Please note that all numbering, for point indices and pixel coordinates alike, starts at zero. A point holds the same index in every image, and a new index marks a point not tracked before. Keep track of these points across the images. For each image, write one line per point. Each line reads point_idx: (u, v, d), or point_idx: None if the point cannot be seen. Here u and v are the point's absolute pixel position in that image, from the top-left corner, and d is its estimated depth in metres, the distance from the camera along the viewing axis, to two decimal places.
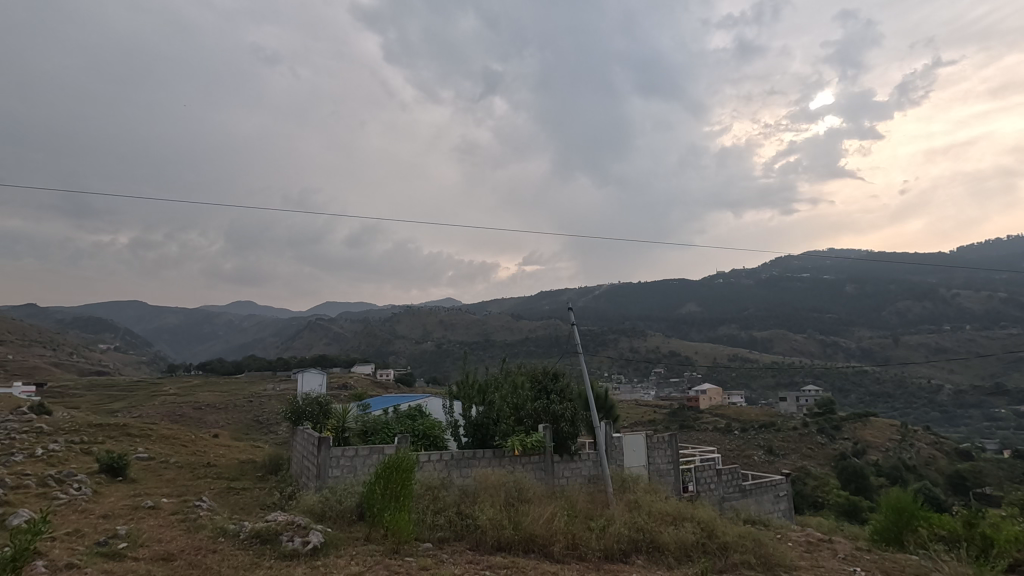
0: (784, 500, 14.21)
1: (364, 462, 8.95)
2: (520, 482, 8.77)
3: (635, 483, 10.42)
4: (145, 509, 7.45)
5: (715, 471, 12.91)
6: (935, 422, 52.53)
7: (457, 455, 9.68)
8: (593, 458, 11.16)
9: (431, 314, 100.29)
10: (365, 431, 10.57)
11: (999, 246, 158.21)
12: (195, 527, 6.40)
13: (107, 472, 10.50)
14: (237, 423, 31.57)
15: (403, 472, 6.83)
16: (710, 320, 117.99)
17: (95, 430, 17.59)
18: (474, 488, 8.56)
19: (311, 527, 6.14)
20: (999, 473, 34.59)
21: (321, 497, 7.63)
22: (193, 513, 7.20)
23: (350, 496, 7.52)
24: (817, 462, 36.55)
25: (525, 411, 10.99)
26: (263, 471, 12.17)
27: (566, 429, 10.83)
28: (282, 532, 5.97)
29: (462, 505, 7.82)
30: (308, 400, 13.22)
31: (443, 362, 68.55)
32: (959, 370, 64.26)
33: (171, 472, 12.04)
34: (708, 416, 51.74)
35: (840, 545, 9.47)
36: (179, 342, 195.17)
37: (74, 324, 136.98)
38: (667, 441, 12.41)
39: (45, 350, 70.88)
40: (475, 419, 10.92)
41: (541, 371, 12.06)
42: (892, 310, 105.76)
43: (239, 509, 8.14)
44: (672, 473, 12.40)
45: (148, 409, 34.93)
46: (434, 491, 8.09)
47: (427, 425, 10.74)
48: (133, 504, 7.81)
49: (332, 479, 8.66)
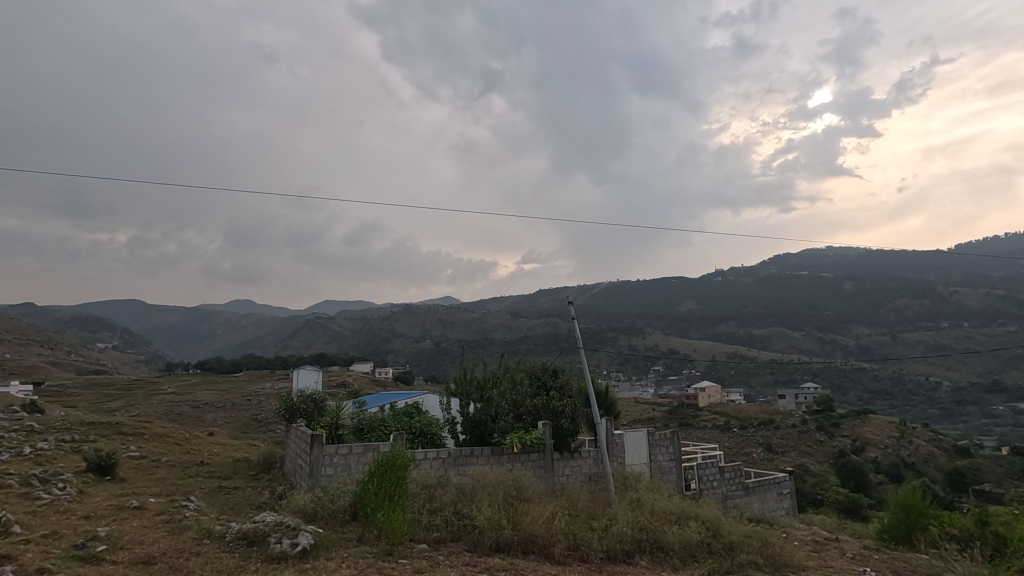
0: (788, 498, 13.96)
1: (359, 460, 8.69)
2: (519, 480, 8.49)
3: (637, 481, 10.17)
4: (130, 509, 7.19)
5: (717, 468, 12.65)
6: (933, 419, 52.48)
7: (455, 453, 9.43)
8: (593, 455, 10.91)
9: (429, 312, 99.93)
10: (359, 428, 10.23)
11: (997, 246, 158.21)
12: (180, 528, 6.13)
13: (95, 471, 10.24)
14: (234, 422, 31.29)
15: (397, 470, 6.52)
16: (709, 318, 117.67)
17: (87, 428, 17.29)
18: (471, 487, 8.30)
19: (301, 528, 5.89)
20: (998, 469, 34.49)
21: (312, 496, 7.36)
22: (179, 513, 6.93)
23: (343, 496, 7.27)
24: (816, 460, 36.36)
25: (524, 408, 10.70)
26: (256, 470, 11.89)
27: (565, 426, 10.61)
28: (269, 533, 5.71)
29: (459, 504, 7.58)
30: (303, 397, 12.97)
31: (442, 361, 68.17)
32: (957, 367, 64.10)
33: (163, 471, 11.78)
34: (707, 414, 51.49)
35: (847, 544, 9.24)
36: (178, 341, 194.57)
37: (71, 323, 136.28)
38: (669, 437, 12.15)
39: (42, 349, 70.49)
40: (472, 416, 10.69)
41: (541, 368, 11.79)
42: (890, 308, 105.70)
43: (227, 509, 7.88)
44: (673, 471, 12.12)
45: (145, 407, 34.67)
46: (431, 489, 7.84)
47: (424, 422, 10.47)
48: (118, 504, 7.54)
49: (325, 477, 8.41)
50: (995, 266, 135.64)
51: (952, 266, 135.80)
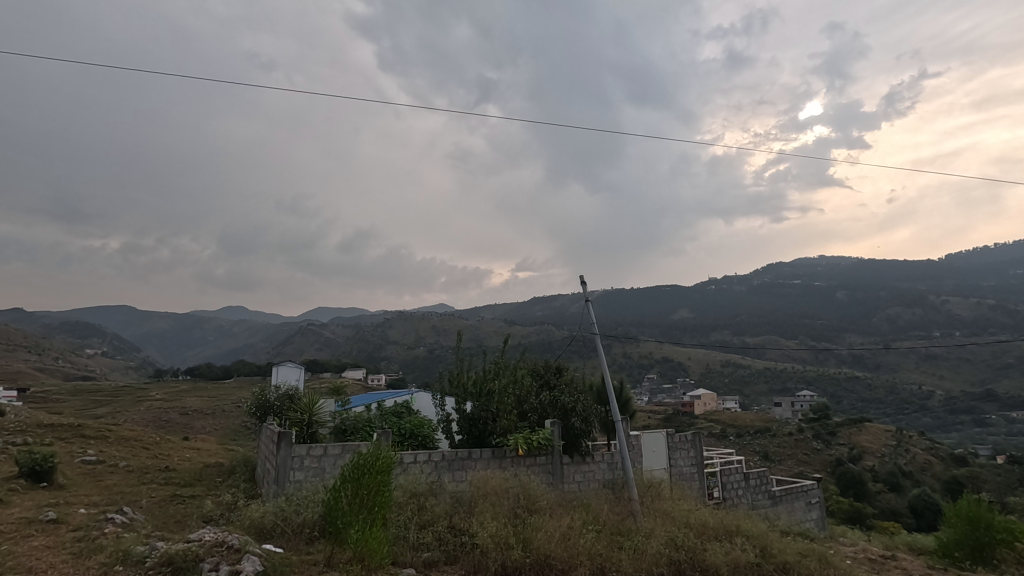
0: (816, 507, 12.58)
1: (334, 463, 7.26)
2: (525, 486, 7.15)
3: (662, 489, 8.82)
4: (41, 524, 5.72)
5: (742, 475, 11.33)
6: (927, 427, 51.23)
7: (449, 456, 8.05)
8: (608, 459, 9.57)
9: (423, 320, 98.55)
10: (341, 429, 8.82)
11: (988, 259, 157.57)
12: (89, 549, 4.70)
13: (28, 477, 8.72)
14: (224, 428, 29.70)
15: (379, 475, 5.13)
16: (703, 326, 116.55)
17: (46, 432, 15.73)
18: (470, 496, 6.91)
19: (247, 550, 4.48)
20: (998, 477, 33.05)
21: (274, 506, 6.02)
22: (100, 529, 5.50)
23: (313, 505, 5.92)
24: (814, 468, 35.08)
25: (529, 405, 9.45)
26: (221, 475, 10.49)
27: (577, 426, 9.23)
28: (203, 557, 4.28)
29: (456, 517, 6.22)
30: (280, 394, 11.64)
31: (433, 368, 66.72)
32: (950, 377, 63.13)
33: (115, 477, 10.26)
34: (702, 421, 50.18)
35: (908, 562, 7.98)
36: (169, 347, 191.49)
37: (60, 329, 133.38)
38: (690, 440, 10.81)
39: (30, 355, 68.56)
40: (470, 413, 9.02)
41: (543, 365, 10.26)
42: (883, 316, 104.70)
43: (169, 524, 6.48)
44: (695, 477, 10.76)
45: (131, 413, 32.92)
46: (421, 499, 6.44)
47: (414, 423, 9.07)
48: (31, 517, 6.04)
49: (292, 484, 7.00)
50: (985, 275, 135.06)
51: (943, 279, 136.05)
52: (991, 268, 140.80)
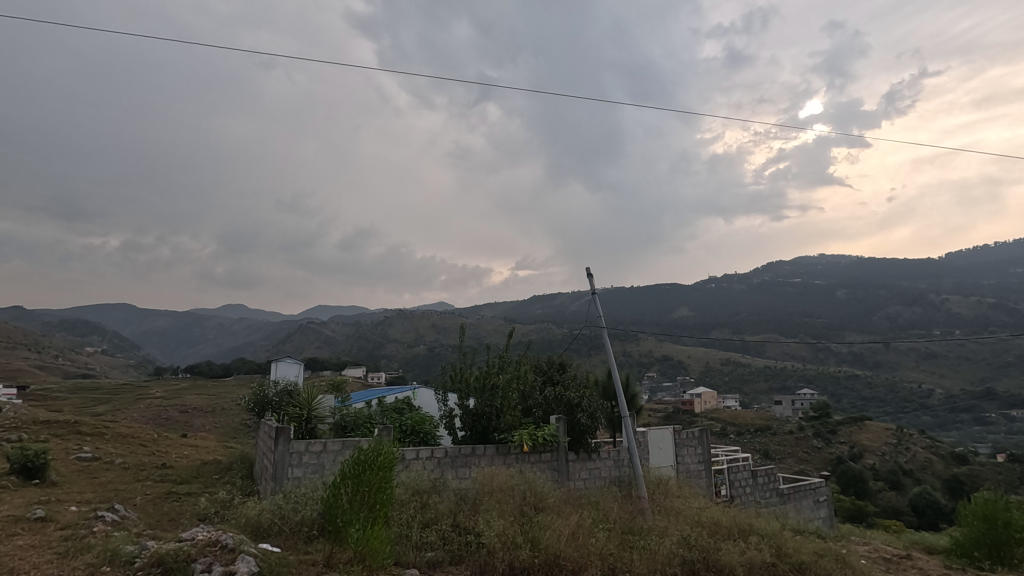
0: (824, 506, 12.39)
1: (334, 460, 7.05)
2: (530, 483, 6.93)
3: (670, 486, 8.58)
4: (29, 521, 5.50)
5: (750, 473, 11.13)
6: (928, 425, 51.00)
7: (453, 452, 7.82)
8: (614, 456, 9.34)
9: (423, 318, 98.35)
10: (341, 425, 8.67)
11: (988, 258, 156.67)
12: (76, 549, 4.47)
13: (20, 474, 8.50)
14: (224, 426, 29.51)
15: (381, 472, 4.92)
16: (703, 325, 116.42)
17: (43, 428, 15.50)
18: (475, 493, 6.69)
19: (241, 549, 4.25)
20: (999, 475, 32.82)
21: (273, 502, 5.82)
22: (88, 527, 5.28)
23: (312, 503, 5.72)
24: (815, 466, 34.95)
25: (533, 401, 9.19)
26: (217, 472, 10.28)
27: (582, 421, 9.03)
28: (195, 557, 4.05)
29: (460, 515, 6.00)
30: (279, 390, 11.39)
31: (433, 367, 66.53)
32: (950, 376, 62.88)
33: (110, 474, 10.06)
34: (702, 420, 50.01)
35: (924, 561, 7.76)
36: (169, 345, 191.14)
37: (60, 326, 133.04)
38: (697, 437, 10.58)
39: (31, 353, 68.35)
40: (473, 409, 8.80)
41: (546, 361, 10.01)
42: (882, 316, 104.22)
43: (162, 522, 6.25)
44: (703, 474, 10.54)
45: (131, 411, 32.70)
46: (423, 496, 6.20)
47: (416, 419, 8.86)
48: (18, 515, 5.80)
49: (291, 481, 6.78)
50: (986, 275, 134.41)
51: (944, 278, 135.49)
52: (991, 267, 140.23)
